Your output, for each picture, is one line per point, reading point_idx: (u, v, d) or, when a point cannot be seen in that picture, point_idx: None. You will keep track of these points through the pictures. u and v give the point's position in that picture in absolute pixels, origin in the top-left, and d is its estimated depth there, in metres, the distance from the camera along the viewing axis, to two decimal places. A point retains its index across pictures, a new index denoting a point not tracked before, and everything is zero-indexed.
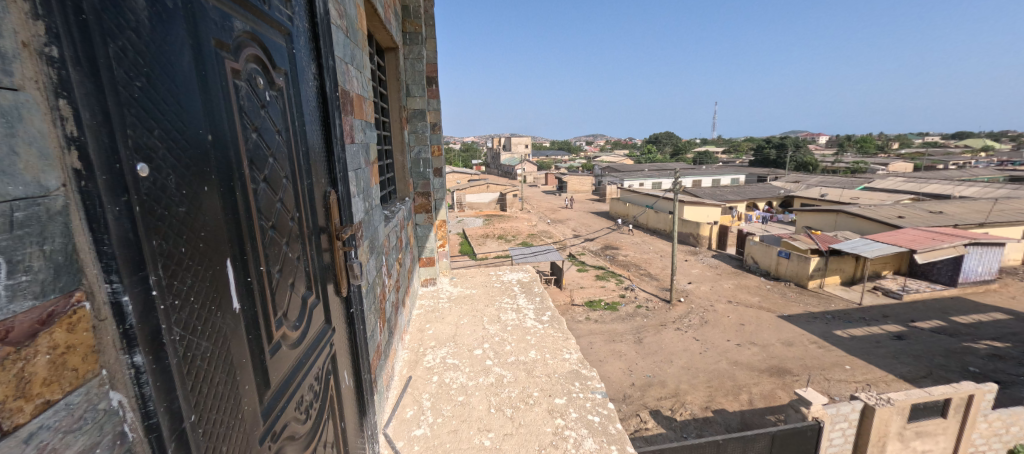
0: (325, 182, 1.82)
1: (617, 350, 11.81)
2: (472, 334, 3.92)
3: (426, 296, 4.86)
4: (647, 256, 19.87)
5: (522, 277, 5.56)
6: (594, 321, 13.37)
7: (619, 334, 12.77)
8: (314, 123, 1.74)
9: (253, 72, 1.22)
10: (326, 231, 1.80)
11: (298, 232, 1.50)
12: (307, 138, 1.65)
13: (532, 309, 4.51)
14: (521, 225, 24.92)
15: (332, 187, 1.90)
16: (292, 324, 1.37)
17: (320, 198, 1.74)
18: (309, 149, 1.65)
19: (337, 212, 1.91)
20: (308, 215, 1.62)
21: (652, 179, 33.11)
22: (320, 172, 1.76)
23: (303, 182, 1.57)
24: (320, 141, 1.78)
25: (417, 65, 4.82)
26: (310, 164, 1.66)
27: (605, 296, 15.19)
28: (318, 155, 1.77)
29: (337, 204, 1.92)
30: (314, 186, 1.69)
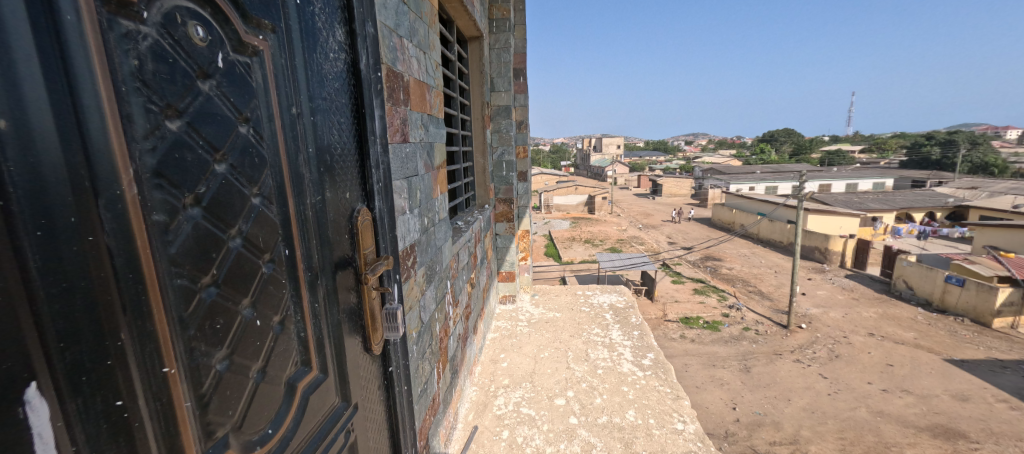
0: (351, 196, 1.28)
1: (717, 377, 10.08)
2: (553, 375, 3.23)
3: (503, 317, 4.30)
4: (759, 271, 17.01)
5: (616, 301, 4.68)
6: (690, 341, 11.67)
7: (720, 358, 10.92)
8: (335, 114, 1.20)
9: (178, 13, 0.68)
10: (349, 264, 1.27)
11: (288, 274, 0.96)
12: (321, 127, 1.11)
13: (628, 347, 3.65)
14: (611, 229, 23.45)
15: (365, 202, 1.36)
16: (253, 440, 0.83)
17: (338, 220, 1.20)
18: (320, 145, 1.11)
19: (369, 235, 1.36)
20: (315, 244, 1.08)
21: (767, 182, 28.80)
22: (342, 182, 1.23)
23: (302, 199, 1.02)
24: (343, 135, 1.24)
25: (504, 56, 4.25)
26: (324, 167, 1.13)
27: (704, 314, 13.10)
28: (341, 158, 1.23)
29: (371, 223, 1.38)
30: (329, 200, 1.15)
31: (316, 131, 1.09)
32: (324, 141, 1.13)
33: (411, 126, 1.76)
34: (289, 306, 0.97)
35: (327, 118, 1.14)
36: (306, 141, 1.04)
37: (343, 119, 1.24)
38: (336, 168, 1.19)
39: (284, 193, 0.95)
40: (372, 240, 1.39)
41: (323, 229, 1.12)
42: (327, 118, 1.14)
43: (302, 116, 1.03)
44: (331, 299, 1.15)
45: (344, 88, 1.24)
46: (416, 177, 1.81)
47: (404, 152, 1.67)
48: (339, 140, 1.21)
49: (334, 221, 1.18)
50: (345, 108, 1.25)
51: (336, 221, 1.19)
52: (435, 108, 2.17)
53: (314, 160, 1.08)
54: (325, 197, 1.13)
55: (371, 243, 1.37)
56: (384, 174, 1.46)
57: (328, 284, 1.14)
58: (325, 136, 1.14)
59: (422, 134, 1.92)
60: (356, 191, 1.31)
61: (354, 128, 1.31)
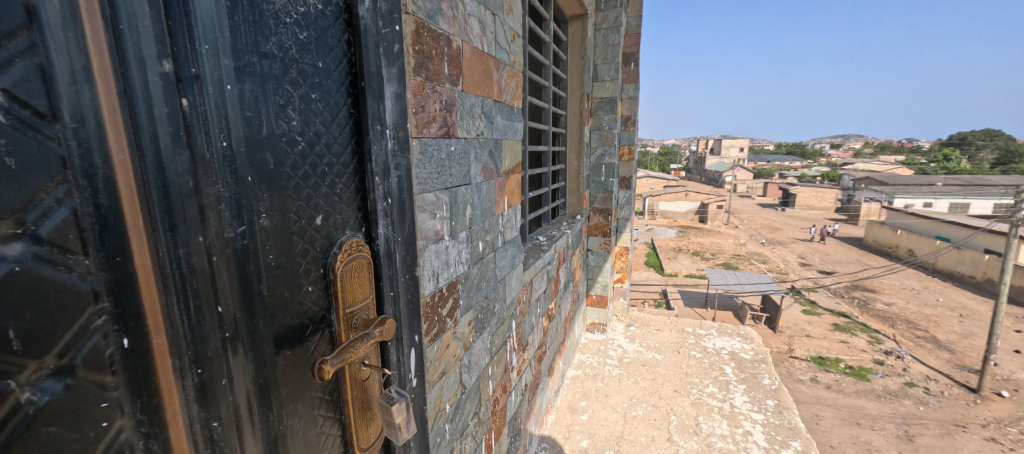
0: (327, 221, 0.79)
1: (861, 439, 7.69)
2: (647, 446, 2.46)
3: (589, 349, 3.60)
4: (936, 313, 12.99)
5: (739, 348, 3.63)
6: (824, 388, 9.18)
7: (868, 416, 8.31)
8: (298, 84, 0.71)
9: None
10: (317, 331, 0.78)
11: (123, 386, 0.49)
12: (253, 104, 0.63)
13: (759, 424, 2.67)
14: (725, 241, 20.41)
15: (359, 228, 0.86)
16: None
17: (292, 263, 0.72)
18: (252, 135, 0.63)
19: (362, 281, 0.86)
20: (223, 313, 0.60)
21: (954, 197, 22.19)
22: (308, 199, 0.74)
23: (184, 235, 0.54)
24: (316, 120, 0.75)
25: (612, 37, 3.51)
26: (258, 175, 0.65)
27: (847, 357, 10.26)
28: (309, 159, 0.74)
29: (369, 262, 0.88)
30: (268, 231, 0.67)
31: (239, 109, 0.61)
32: (263, 129, 0.65)
33: (461, 113, 1.22)
34: (127, 444, 0.50)
35: (271, 89, 0.66)
36: (207, 126, 0.57)
37: (318, 94, 0.75)
38: (292, 177, 0.70)
39: (121, 227, 0.48)
40: (371, 288, 0.89)
41: (248, 284, 0.64)
42: (271, 89, 0.66)
43: (201, 78, 0.55)
44: (263, 400, 0.67)
45: (323, 42, 0.75)
46: (465, 187, 1.28)
47: (445, 150, 1.15)
48: (304, 128, 0.73)
49: (281, 266, 0.69)
50: (324, 75, 0.76)
51: (288, 266, 0.71)
52: (508, 92, 1.61)
53: (230, 161, 0.60)
54: (258, 226, 0.65)
55: (367, 293, 0.88)
56: (400, 184, 0.94)
57: (257, 378, 0.66)
58: (265, 120, 0.65)
59: (482, 125, 1.38)
60: (342, 212, 0.82)
61: (342, 111, 0.81)
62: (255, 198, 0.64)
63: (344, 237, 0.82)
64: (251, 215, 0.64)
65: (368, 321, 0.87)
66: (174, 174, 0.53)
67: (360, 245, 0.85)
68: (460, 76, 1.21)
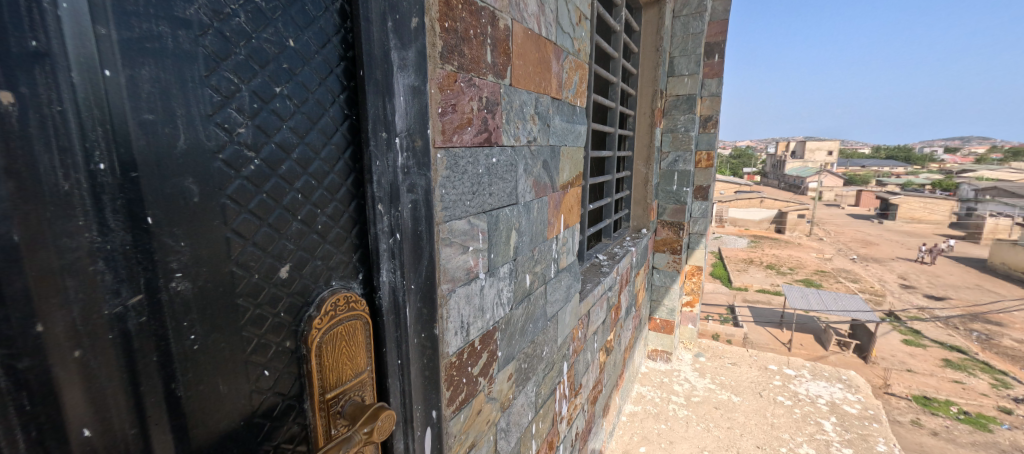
0: (300, 272, 0.54)
1: None
2: None
3: (650, 381, 3.15)
4: None
5: (841, 399, 2.99)
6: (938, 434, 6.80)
7: None
8: (253, 70, 0.47)
9: None
10: (280, 429, 0.54)
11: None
12: (158, 98, 0.40)
13: None
14: (805, 254, 18.06)
15: (351, 277, 0.62)
16: None
17: (233, 340, 0.48)
18: (154, 147, 0.40)
19: (354, 351, 0.61)
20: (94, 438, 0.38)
21: None
22: (265, 240, 0.50)
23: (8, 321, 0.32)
24: (283, 124, 0.51)
25: (693, 25, 3.03)
26: (168, 212, 0.41)
27: (963, 398, 8.01)
28: (270, 181, 0.50)
29: (365, 323, 0.62)
30: (188, 297, 0.43)
31: (128, 108, 0.38)
32: (179, 137, 0.41)
33: (507, 114, 0.94)
34: None
35: (196, 74, 0.42)
36: (68, 142, 0.35)
37: (286, 85, 0.51)
38: (236, 209, 0.46)
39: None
40: (369, 360, 0.64)
41: (148, 380, 0.41)
42: (195, 75, 0.42)
43: (53, 59, 0.34)
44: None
45: (298, 11, 0.51)
46: (511, 208, 0.99)
47: (483, 163, 0.86)
48: (260, 136, 0.49)
49: (211, 347, 0.46)
50: (298, 57, 0.52)
51: (225, 343, 0.47)
52: (570, 88, 1.30)
53: (111, 192, 0.37)
54: (170, 292, 0.42)
55: (360, 368, 0.62)
56: (415, 211, 0.68)
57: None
58: (186, 124, 0.42)
59: (536, 129, 1.08)
60: (326, 256, 0.58)
61: (330, 111, 0.56)
62: (164, 247, 0.41)
63: (328, 291, 0.58)
64: (158, 273, 0.41)
65: (361, 407, 0.62)
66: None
67: (351, 301, 0.60)
68: (508, 66, 0.92)
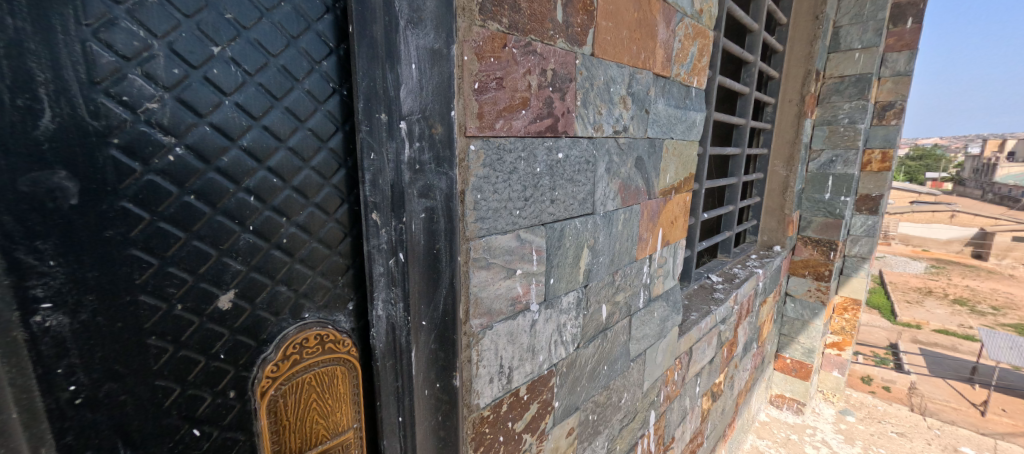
0: (250, 300, 0.42)
1: None
2: None
3: (770, 435, 2.55)
4: None
5: None
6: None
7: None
8: (177, 18, 0.34)
9: None
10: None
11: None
12: (5, 52, 0.27)
13: None
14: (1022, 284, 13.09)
15: (327, 307, 0.47)
16: None
17: (143, 390, 0.36)
18: (1, 126, 0.27)
19: (330, 406, 0.48)
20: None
21: None
22: (194, 259, 0.37)
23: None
24: (226, 101, 0.37)
25: None
26: (29, 220, 0.29)
27: None
28: (205, 179, 0.37)
29: (350, 370, 0.50)
30: (66, 336, 0.32)
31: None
32: (42, 112, 0.29)
33: (585, 93, 0.69)
34: None
35: (73, 20, 0.29)
36: None
37: (230, 43, 0.37)
38: (148, 218, 0.34)
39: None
40: (349, 416, 0.50)
41: (2, 451, 0.30)
42: (71, 20, 0.29)
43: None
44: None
45: None
46: (582, 220, 0.75)
47: (543, 160, 0.64)
48: (186, 115, 0.35)
49: (106, 401, 0.34)
50: (251, 6, 0.37)
51: (127, 397, 0.35)
52: (684, 63, 0.99)
53: None
54: (35, 331, 0.30)
55: (338, 427, 0.49)
56: (429, 224, 0.50)
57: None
58: (54, 94, 0.29)
59: (628, 116, 0.81)
60: (291, 281, 0.44)
61: (303, 83, 0.42)
62: (22, 269, 0.29)
63: (294, 329, 0.45)
64: (14, 305, 0.29)
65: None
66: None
67: (328, 341, 0.47)
68: (589, 27, 0.68)
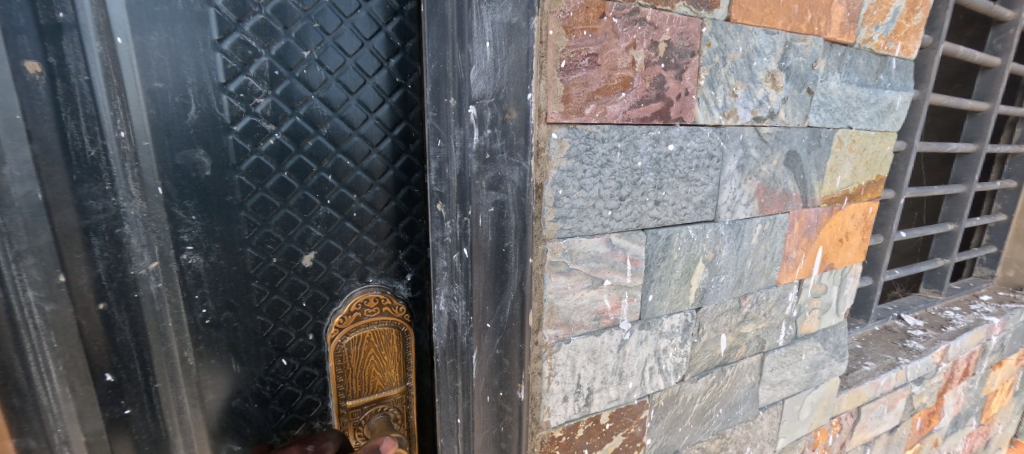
0: (327, 263, 0.48)
1: None
2: None
3: None
4: None
5: None
6: None
7: None
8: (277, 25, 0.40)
9: None
10: (300, 422, 0.51)
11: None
12: (170, 61, 0.36)
13: None
14: None
15: (389, 274, 0.52)
16: None
17: (247, 322, 0.45)
18: (166, 115, 0.37)
19: (385, 361, 0.53)
20: (118, 383, 0.38)
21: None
22: (286, 223, 0.45)
23: (24, 275, 0.32)
24: (313, 94, 0.43)
25: None
26: (181, 185, 0.38)
27: None
28: (296, 160, 0.44)
29: (404, 332, 0.54)
30: (201, 273, 0.41)
31: (137, 69, 0.35)
32: (190, 108, 0.38)
33: (711, 70, 0.55)
34: None
35: (208, 39, 0.37)
36: (94, 110, 0.33)
37: (316, 48, 0.42)
38: (254, 188, 0.42)
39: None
40: (400, 373, 0.55)
41: (162, 344, 0.40)
42: (208, 39, 0.37)
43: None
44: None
45: None
46: (698, 229, 0.61)
47: (647, 152, 0.53)
48: (283, 108, 0.42)
49: (225, 325, 0.43)
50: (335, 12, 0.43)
51: (239, 324, 0.44)
52: (880, 23, 0.72)
53: (131, 161, 0.36)
54: (183, 264, 0.40)
55: (393, 381, 0.54)
56: (497, 219, 0.45)
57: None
58: (198, 94, 0.38)
59: (778, 98, 0.62)
60: (361, 249, 0.50)
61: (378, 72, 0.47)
62: (176, 220, 0.39)
63: (360, 291, 0.50)
64: (171, 244, 0.39)
65: (388, 424, 0.55)
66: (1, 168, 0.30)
67: (385, 303, 0.52)
68: None
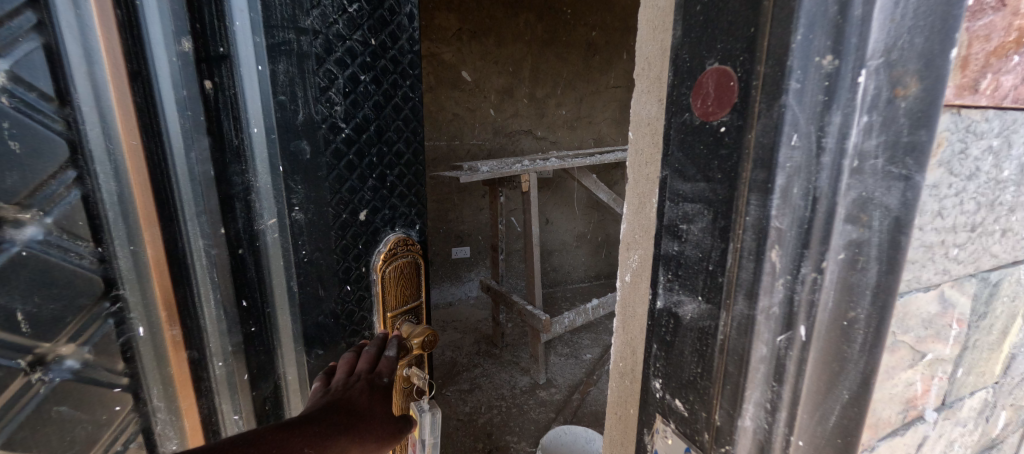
0: (375, 219, 0.73)
1: None
2: None
3: None
4: None
5: None
6: None
7: None
8: (345, 64, 0.63)
9: None
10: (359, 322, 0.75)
11: (143, 363, 0.58)
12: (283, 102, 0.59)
13: None
14: None
15: (409, 226, 0.78)
16: None
17: (327, 259, 0.69)
18: (283, 134, 0.60)
19: (409, 286, 0.80)
20: (261, 279, 0.65)
21: None
22: (350, 193, 0.68)
23: (203, 228, 0.57)
24: (365, 114, 0.67)
25: None
26: (291, 172, 0.62)
27: None
28: (354, 147, 0.67)
29: (417, 263, 0.80)
30: (302, 226, 0.65)
31: (270, 90, 0.58)
32: (295, 122, 0.61)
33: None
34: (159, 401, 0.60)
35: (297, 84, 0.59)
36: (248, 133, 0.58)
37: (361, 86, 0.65)
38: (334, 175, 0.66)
39: (117, 225, 0.52)
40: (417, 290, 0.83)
41: (277, 270, 0.65)
42: (300, 86, 0.60)
43: (234, 59, 0.56)
44: (295, 392, 0.73)
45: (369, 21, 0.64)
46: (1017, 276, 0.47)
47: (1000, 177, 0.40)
48: (343, 125, 0.65)
49: (315, 260, 0.68)
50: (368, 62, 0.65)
51: (323, 259, 0.68)
52: None
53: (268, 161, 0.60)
54: (292, 220, 0.64)
55: (414, 296, 0.82)
56: (848, 271, 0.36)
57: (281, 376, 0.71)
58: (298, 117, 0.61)
59: None
60: (394, 208, 0.75)
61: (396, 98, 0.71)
62: (288, 193, 0.63)
63: (394, 235, 0.76)
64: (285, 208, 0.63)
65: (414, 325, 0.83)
66: (187, 183, 0.55)
67: (409, 247, 0.78)
68: None
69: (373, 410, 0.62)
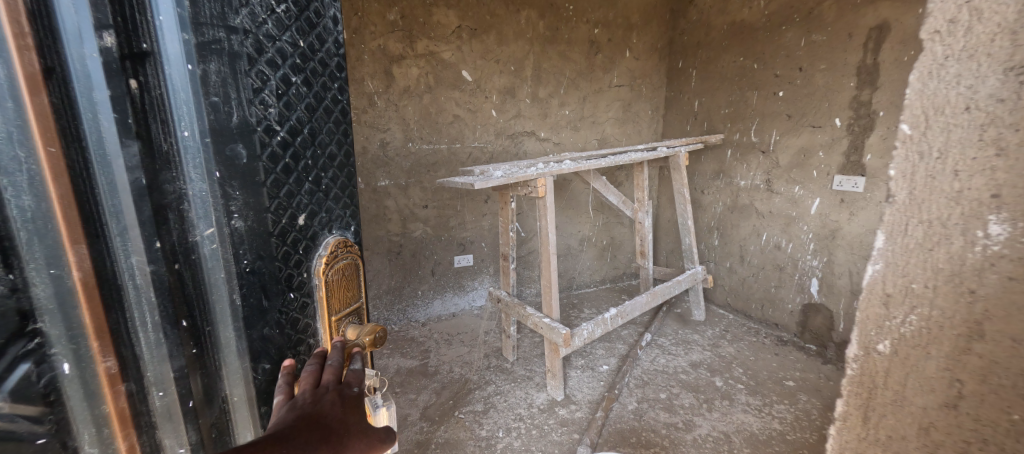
0: (311, 223, 0.80)
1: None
2: None
3: None
4: None
5: None
6: None
7: None
8: (276, 64, 0.71)
9: None
10: (305, 324, 0.80)
11: (70, 405, 0.47)
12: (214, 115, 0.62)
13: None
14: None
15: (341, 229, 0.88)
16: None
17: (268, 264, 0.71)
18: (221, 145, 0.63)
19: (348, 285, 0.89)
20: (203, 292, 0.62)
21: None
22: (287, 198, 0.75)
23: (135, 246, 0.52)
24: (294, 129, 0.76)
25: None
26: (231, 180, 0.65)
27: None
28: (288, 152, 0.74)
29: (355, 263, 0.90)
30: (242, 233, 0.67)
31: (203, 90, 0.60)
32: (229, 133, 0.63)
33: None
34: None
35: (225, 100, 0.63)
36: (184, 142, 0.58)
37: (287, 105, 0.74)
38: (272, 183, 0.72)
39: (29, 247, 0.43)
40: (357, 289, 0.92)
41: (217, 284, 0.64)
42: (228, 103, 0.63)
43: (158, 55, 0.55)
44: (241, 408, 0.69)
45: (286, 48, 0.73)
46: None
47: None
48: (273, 137, 0.71)
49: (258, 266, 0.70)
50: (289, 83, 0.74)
51: (264, 266, 0.71)
52: None
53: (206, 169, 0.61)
54: (232, 228, 0.65)
55: (354, 298, 0.90)
56: None
57: (226, 396, 0.68)
58: (234, 131, 0.65)
59: None
60: (328, 212, 0.85)
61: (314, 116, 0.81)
62: (227, 200, 0.64)
63: (332, 237, 0.85)
64: (223, 215, 0.64)
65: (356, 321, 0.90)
66: (109, 196, 0.49)
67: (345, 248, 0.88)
68: None
69: (344, 420, 0.60)
